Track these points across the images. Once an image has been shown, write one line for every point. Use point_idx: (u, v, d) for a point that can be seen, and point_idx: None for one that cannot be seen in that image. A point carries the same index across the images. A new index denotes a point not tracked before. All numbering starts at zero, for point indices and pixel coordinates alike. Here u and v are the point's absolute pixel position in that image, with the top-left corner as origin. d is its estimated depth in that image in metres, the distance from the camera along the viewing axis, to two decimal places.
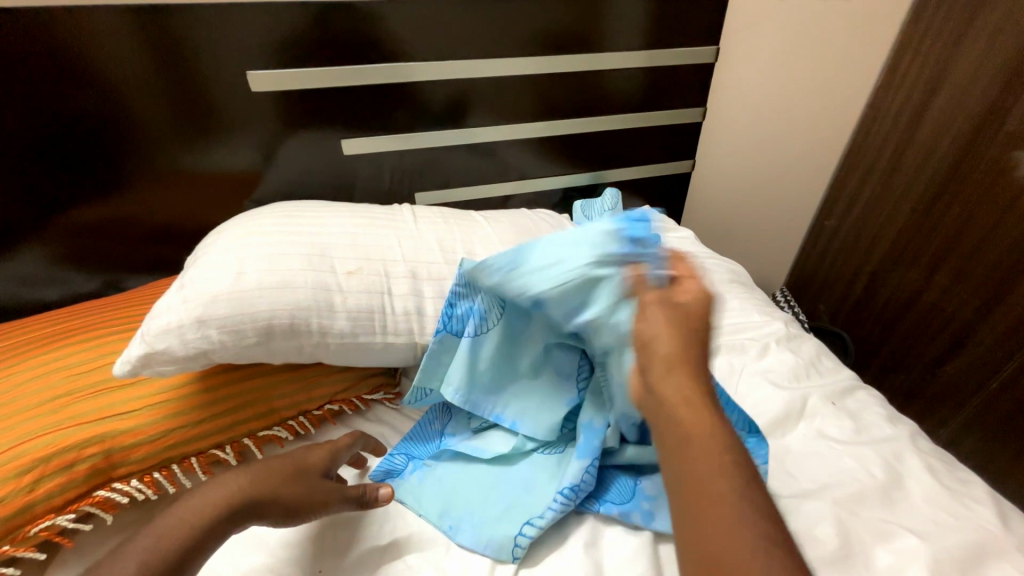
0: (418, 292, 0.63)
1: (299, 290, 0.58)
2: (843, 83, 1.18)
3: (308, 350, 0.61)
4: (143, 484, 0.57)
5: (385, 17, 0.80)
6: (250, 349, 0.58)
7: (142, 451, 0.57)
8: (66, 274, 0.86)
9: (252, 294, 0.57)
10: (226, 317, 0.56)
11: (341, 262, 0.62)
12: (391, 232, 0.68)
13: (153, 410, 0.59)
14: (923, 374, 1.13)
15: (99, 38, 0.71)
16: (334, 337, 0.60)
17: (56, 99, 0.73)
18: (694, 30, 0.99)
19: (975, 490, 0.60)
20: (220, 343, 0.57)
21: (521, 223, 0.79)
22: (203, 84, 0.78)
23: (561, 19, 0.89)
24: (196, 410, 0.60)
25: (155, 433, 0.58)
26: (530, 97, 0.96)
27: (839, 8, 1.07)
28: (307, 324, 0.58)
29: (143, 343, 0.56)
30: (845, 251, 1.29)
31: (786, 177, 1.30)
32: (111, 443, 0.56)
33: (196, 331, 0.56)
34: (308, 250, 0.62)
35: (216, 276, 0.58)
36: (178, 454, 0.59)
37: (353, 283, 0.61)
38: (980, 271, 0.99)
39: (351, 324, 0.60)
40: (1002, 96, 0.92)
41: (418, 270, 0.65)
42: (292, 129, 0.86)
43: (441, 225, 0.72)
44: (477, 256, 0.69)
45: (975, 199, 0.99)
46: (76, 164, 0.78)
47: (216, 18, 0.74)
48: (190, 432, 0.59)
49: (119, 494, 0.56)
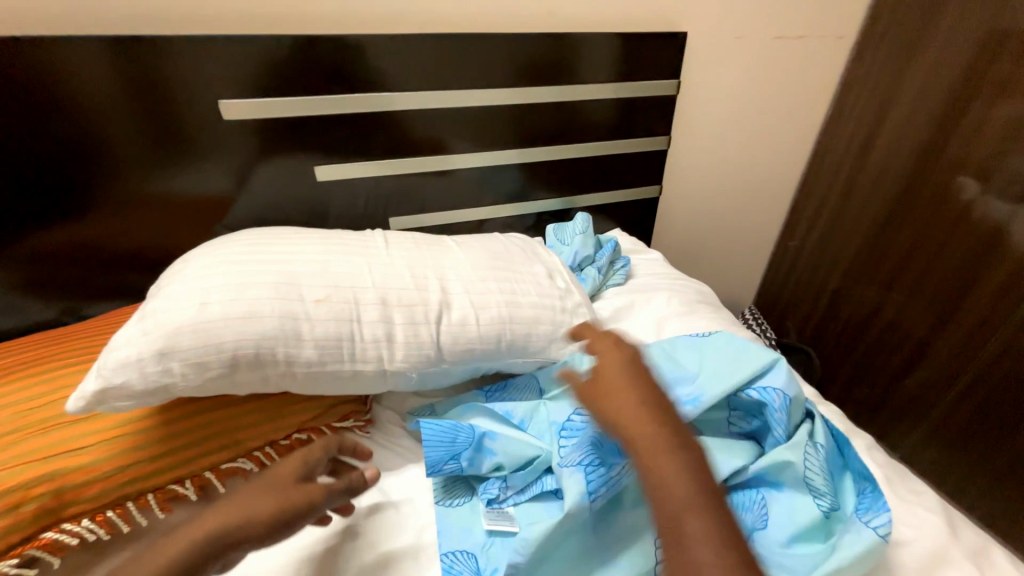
0: (387, 317, 0.64)
1: (265, 320, 0.58)
2: (798, 113, 1.25)
3: (273, 380, 0.60)
4: (94, 524, 0.54)
5: (363, 50, 0.83)
6: (213, 380, 0.57)
7: (97, 488, 0.55)
8: (22, 301, 0.83)
9: (217, 324, 0.57)
10: (190, 349, 0.56)
11: (309, 289, 0.62)
12: (361, 259, 0.68)
13: (108, 445, 0.57)
14: (885, 386, 1.20)
15: (73, 68, 0.72)
16: (301, 365, 0.60)
17: (19, 125, 0.72)
18: (661, 63, 1.04)
19: (927, 499, 0.62)
20: (181, 376, 0.56)
21: (493, 247, 0.80)
22: (176, 112, 0.79)
23: (532, 52, 0.93)
24: (154, 445, 0.58)
25: (112, 470, 0.56)
26: (505, 126, 0.99)
27: (791, 46, 1.14)
28: (273, 354, 0.58)
29: (100, 377, 0.55)
30: (809, 270, 1.36)
31: (750, 201, 1.36)
32: (62, 481, 0.54)
33: (157, 364, 0.55)
34: (276, 277, 0.61)
35: (176, 306, 0.57)
36: (133, 491, 0.57)
37: (323, 310, 0.61)
38: (930, 288, 1.08)
39: (319, 352, 0.60)
40: (940, 128, 1.03)
41: (388, 297, 0.65)
42: (267, 156, 0.86)
43: (413, 251, 0.72)
44: (448, 282, 0.70)
45: (921, 221, 1.08)
46: (35, 190, 0.77)
47: (192, 49, 0.76)
48: (148, 467, 0.57)
49: (67, 536, 0.53)
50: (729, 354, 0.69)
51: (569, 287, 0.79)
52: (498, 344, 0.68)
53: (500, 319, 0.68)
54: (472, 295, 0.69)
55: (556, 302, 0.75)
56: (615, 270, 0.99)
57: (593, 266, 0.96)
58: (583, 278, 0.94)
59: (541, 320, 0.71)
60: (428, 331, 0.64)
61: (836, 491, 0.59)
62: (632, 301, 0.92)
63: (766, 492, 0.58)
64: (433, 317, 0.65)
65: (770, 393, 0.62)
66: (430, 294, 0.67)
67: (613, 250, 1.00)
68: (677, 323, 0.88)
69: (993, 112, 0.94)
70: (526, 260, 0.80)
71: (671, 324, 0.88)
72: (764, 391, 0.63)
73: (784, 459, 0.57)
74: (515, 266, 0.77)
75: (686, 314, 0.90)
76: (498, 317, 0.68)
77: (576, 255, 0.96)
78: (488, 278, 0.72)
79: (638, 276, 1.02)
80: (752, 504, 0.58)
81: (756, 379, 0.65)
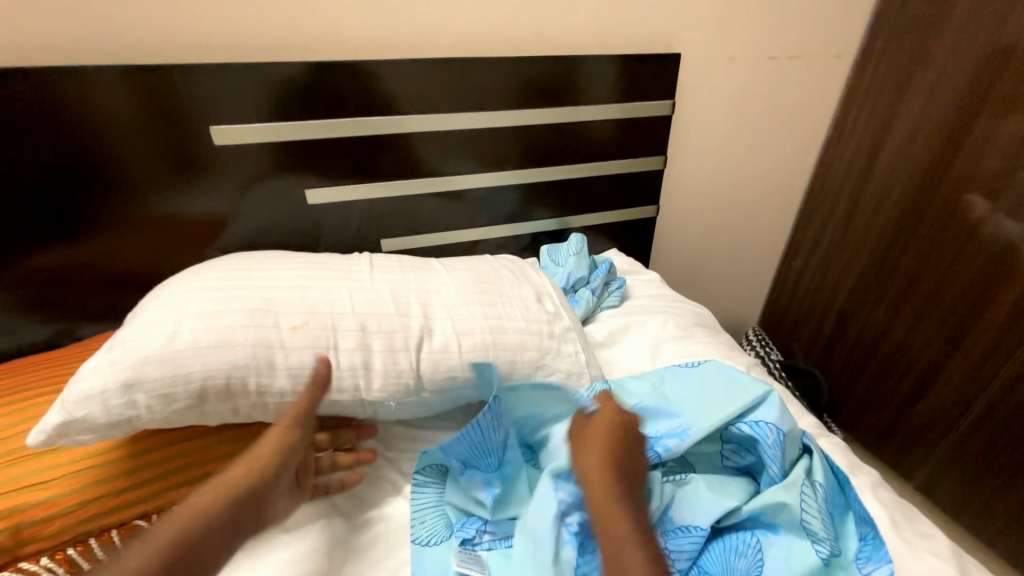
0: (366, 344, 0.62)
1: (237, 348, 0.57)
2: (798, 132, 1.23)
3: (244, 409, 0.59)
4: (54, 562, 0.55)
5: (354, 75, 0.83)
6: (182, 409, 0.57)
7: (58, 524, 0.56)
8: (17, 324, 0.84)
9: (186, 354, 0.56)
10: (158, 380, 0.55)
11: (286, 315, 0.61)
12: (341, 283, 0.67)
13: (67, 481, 0.57)
14: (897, 411, 1.16)
15: (64, 96, 0.72)
16: (274, 395, 0.59)
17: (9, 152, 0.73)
18: (656, 85, 1.04)
19: (937, 544, 0.58)
20: (147, 407, 0.55)
21: (480, 269, 0.79)
22: (166, 137, 0.79)
23: (525, 75, 0.93)
24: (118, 479, 0.58)
25: (72, 505, 0.56)
26: (498, 148, 0.98)
27: (788, 66, 1.13)
28: (244, 384, 0.57)
29: (63, 411, 0.55)
30: (814, 291, 1.33)
31: (752, 220, 1.34)
32: (24, 517, 0.55)
33: (121, 396, 0.54)
34: (251, 304, 0.61)
35: (145, 337, 0.57)
36: (95, 527, 0.57)
37: (299, 338, 0.60)
38: (940, 311, 1.04)
39: (292, 381, 0.59)
40: (945, 147, 1.00)
41: (367, 323, 0.64)
42: (259, 180, 0.87)
43: (397, 275, 0.72)
44: (431, 307, 0.68)
45: (928, 241, 1.05)
46: (27, 217, 0.78)
47: (182, 76, 0.76)
48: (110, 502, 0.57)
49: (25, 575, 0.54)
50: (720, 385, 0.67)
51: (558, 311, 0.77)
52: (480, 372, 0.66)
53: (483, 345, 0.67)
54: (455, 321, 0.68)
55: (542, 325, 0.73)
56: (610, 292, 0.97)
57: (587, 288, 0.95)
58: (577, 299, 0.92)
59: (526, 346, 0.70)
60: (407, 358, 0.63)
61: (837, 536, 0.56)
62: (627, 324, 0.90)
63: (761, 535, 0.56)
64: (413, 345, 0.64)
65: (758, 428, 0.60)
66: (410, 320, 0.66)
67: (608, 271, 0.99)
68: (672, 348, 0.86)
69: (998, 129, 0.91)
70: (514, 283, 0.78)
71: (667, 349, 0.86)
72: (752, 425, 0.61)
73: (777, 500, 0.55)
74: (502, 289, 0.75)
75: (682, 338, 0.88)
76: (480, 343, 0.67)
77: (569, 276, 0.95)
78: (473, 303, 0.71)
79: (635, 297, 1.00)
80: (746, 548, 0.55)
81: (748, 412, 0.62)
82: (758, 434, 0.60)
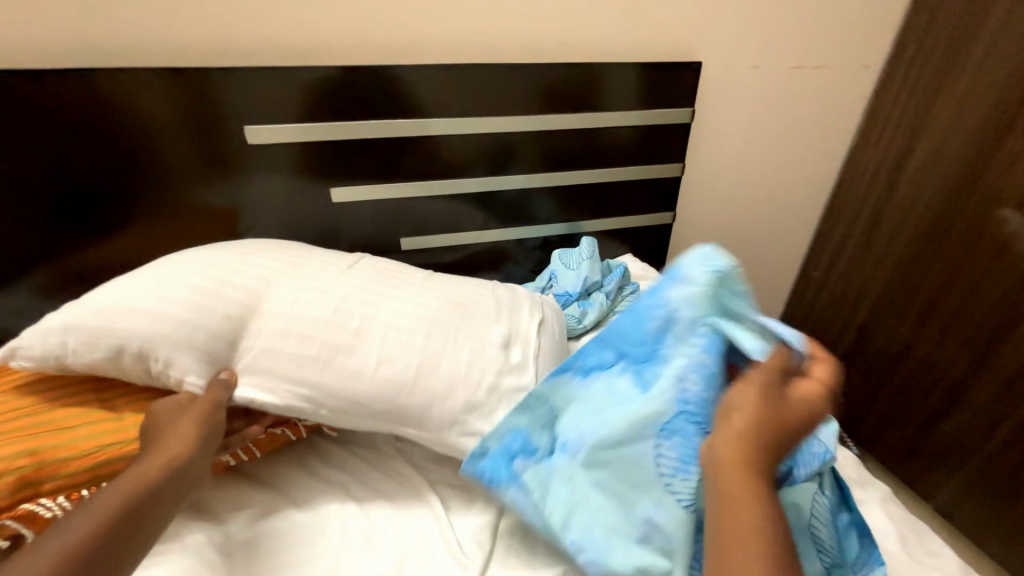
0: (280, 347, 0.64)
1: (161, 320, 0.61)
2: (821, 141, 1.22)
3: (154, 379, 0.63)
4: (69, 503, 0.59)
5: (383, 79, 0.87)
6: (101, 364, 0.62)
7: (74, 466, 0.59)
8: (58, 307, 0.90)
9: (119, 313, 0.62)
10: (89, 327, 0.62)
11: (225, 302, 0.64)
12: (298, 284, 0.69)
13: (92, 427, 0.62)
14: (918, 429, 1.13)
15: (112, 95, 0.78)
16: (174, 374, 0.61)
17: (59, 143, 0.79)
18: (677, 92, 1.04)
19: (948, 563, 0.58)
20: (74, 350, 0.62)
21: (460, 293, 0.76)
22: (203, 134, 0.83)
23: (548, 81, 0.95)
24: (133, 427, 0.62)
25: (90, 449, 0.60)
26: (519, 151, 1.00)
27: (813, 75, 1.13)
28: (151, 356, 0.61)
29: (26, 335, 0.64)
30: (832, 304, 1.31)
31: (771, 229, 1.33)
32: (46, 455, 0.59)
33: (59, 335, 0.62)
34: (201, 282, 0.65)
35: (111, 290, 0.65)
36: (107, 473, 0.61)
37: (223, 326, 0.63)
38: (966, 326, 1.01)
39: (196, 365, 0.61)
40: (975, 159, 0.98)
41: (292, 328, 0.65)
42: (287, 177, 0.91)
43: (360, 287, 0.71)
44: (369, 326, 0.67)
45: (957, 256, 1.02)
46: (69, 205, 0.83)
47: (223, 79, 0.81)
48: (124, 448, 0.61)
49: (43, 510, 0.58)
50: None
51: (523, 363, 0.71)
52: (390, 399, 0.65)
53: (406, 368, 0.66)
54: (388, 341, 0.67)
55: (499, 360, 0.70)
56: (624, 296, 0.98)
57: (601, 292, 0.96)
58: (591, 302, 0.94)
59: (461, 381, 0.67)
60: (314, 369, 0.64)
61: (842, 547, 0.56)
62: None
63: None
64: (328, 357, 0.65)
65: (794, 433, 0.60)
66: (338, 338, 0.65)
67: (622, 276, 1.00)
68: None
69: None
70: (491, 316, 0.74)
71: None
72: None
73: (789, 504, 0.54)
74: (467, 318, 0.72)
75: None
76: (410, 362, 0.66)
77: (583, 281, 0.96)
78: (420, 330, 0.69)
79: None
80: None
81: None
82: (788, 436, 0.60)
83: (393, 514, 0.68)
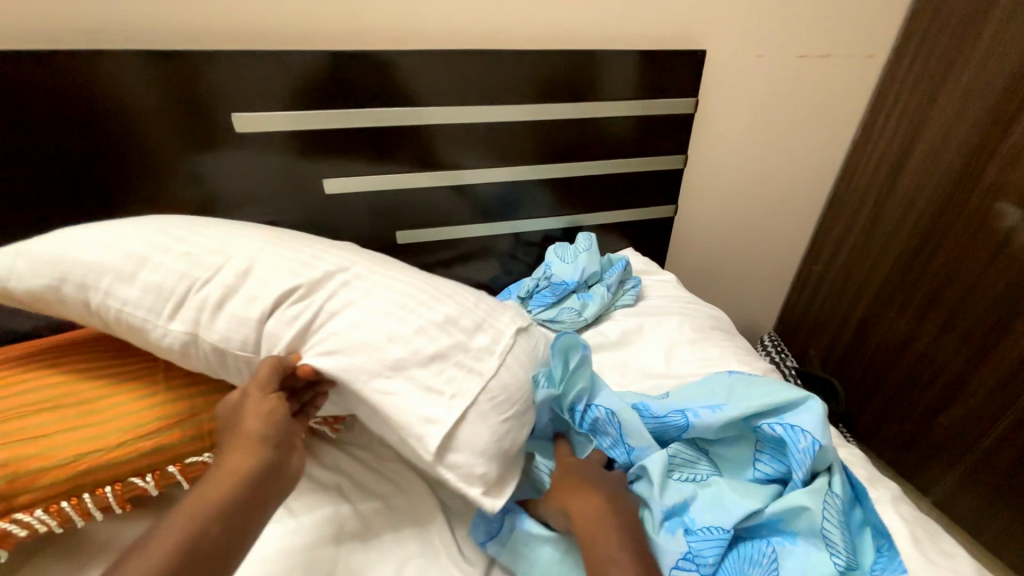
0: (234, 287, 0.59)
1: (117, 250, 0.59)
2: (824, 133, 1.20)
3: (94, 312, 0.59)
4: (48, 516, 0.54)
5: (376, 64, 0.83)
6: (42, 293, 0.58)
7: (51, 477, 0.54)
8: None
9: (76, 243, 0.59)
10: (42, 254, 0.59)
11: (188, 243, 0.61)
12: (276, 240, 0.66)
13: (70, 432, 0.56)
14: (917, 423, 1.13)
15: (85, 77, 0.73)
16: (117, 303, 0.58)
17: (29, 128, 0.74)
18: (679, 82, 1.02)
19: (960, 564, 0.56)
20: (18, 277, 0.58)
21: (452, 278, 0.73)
22: (184, 119, 0.79)
23: (548, 68, 0.92)
24: (119, 432, 0.58)
25: (67, 457, 0.55)
26: (518, 140, 0.97)
27: (816, 65, 1.10)
28: (95, 284, 0.58)
29: None
30: (833, 297, 1.30)
31: (772, 223, 1.31)
32: (15, 467, 0.53)
33: (8, 259, 0.59)
34: (174, 227, 0.63)
35: (74, 225, 0.62)
36: (90, 482, 0.56)
37: (179, 262, 0.59)
38: (967, 320, 1.00)
39: (139, 297, 0.58)
40: (977, 151, 0.96)
41: (252, 270, 0.60)
42: (277, 167, 0.87)
43: (340, 252, 0.68)
44: (339, 280, 0.63)
45: (959, 248, 1.01)
46: (43, 195, 0.78)
47: (206, 62, 0.76)
48: (109, 454, 0.57)
49: (17, 527, 0.53)
50: (755, 387, 0.66)
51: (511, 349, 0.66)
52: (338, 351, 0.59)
53: (371, 318, 0.61)
54: (355, 294, 0.62)
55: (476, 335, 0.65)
56: (626, 291, 0.97)
57: (602, 284, 0.94)
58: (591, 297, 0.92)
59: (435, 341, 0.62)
60: (259, 310, 0.59)
61: (855, 549, 0.55)
62: (642, 324, 0.89)
63: (777, 544, 0.54)
64: (279, 303, 0.59)
65: (799, 433, 0.58)
66: (298, 284, 0.60)
67: (624, 270, 0.98)
68: (688, 349, 0.84)
69: None
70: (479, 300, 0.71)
71: (682, 351, 0.84)
72: (792, 429, 0.59)
73: (798, 504, 0.54)
74: (452, 292, 0.69)
75: (698, 341, 0.86)
76: (364, 313, 0.60)
77: (582, 272, 0.93)
78: (397, 289, 0.64)
79: (650, 297, 0.98)
80: (762, 557, 0.53)
81: (786, 415, 0.61)
82: (791, 436, 0.58)
83: (395, 525, 0.65)
